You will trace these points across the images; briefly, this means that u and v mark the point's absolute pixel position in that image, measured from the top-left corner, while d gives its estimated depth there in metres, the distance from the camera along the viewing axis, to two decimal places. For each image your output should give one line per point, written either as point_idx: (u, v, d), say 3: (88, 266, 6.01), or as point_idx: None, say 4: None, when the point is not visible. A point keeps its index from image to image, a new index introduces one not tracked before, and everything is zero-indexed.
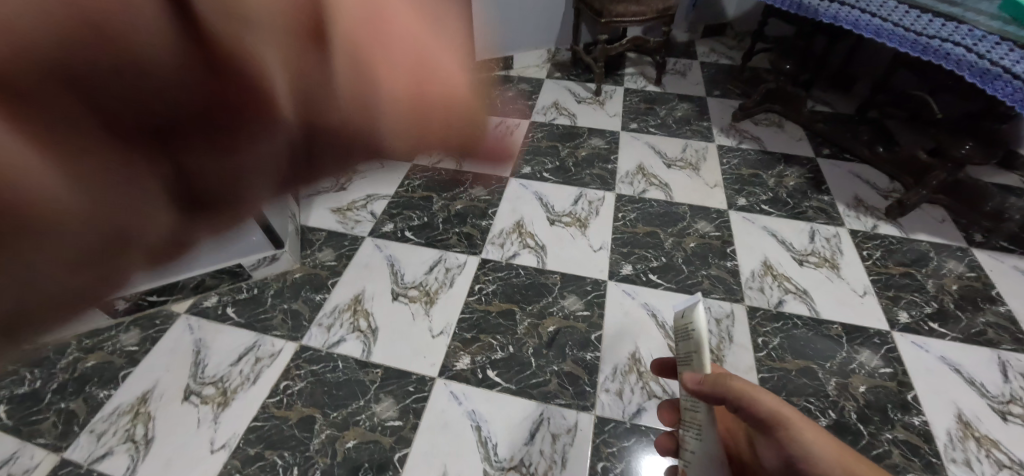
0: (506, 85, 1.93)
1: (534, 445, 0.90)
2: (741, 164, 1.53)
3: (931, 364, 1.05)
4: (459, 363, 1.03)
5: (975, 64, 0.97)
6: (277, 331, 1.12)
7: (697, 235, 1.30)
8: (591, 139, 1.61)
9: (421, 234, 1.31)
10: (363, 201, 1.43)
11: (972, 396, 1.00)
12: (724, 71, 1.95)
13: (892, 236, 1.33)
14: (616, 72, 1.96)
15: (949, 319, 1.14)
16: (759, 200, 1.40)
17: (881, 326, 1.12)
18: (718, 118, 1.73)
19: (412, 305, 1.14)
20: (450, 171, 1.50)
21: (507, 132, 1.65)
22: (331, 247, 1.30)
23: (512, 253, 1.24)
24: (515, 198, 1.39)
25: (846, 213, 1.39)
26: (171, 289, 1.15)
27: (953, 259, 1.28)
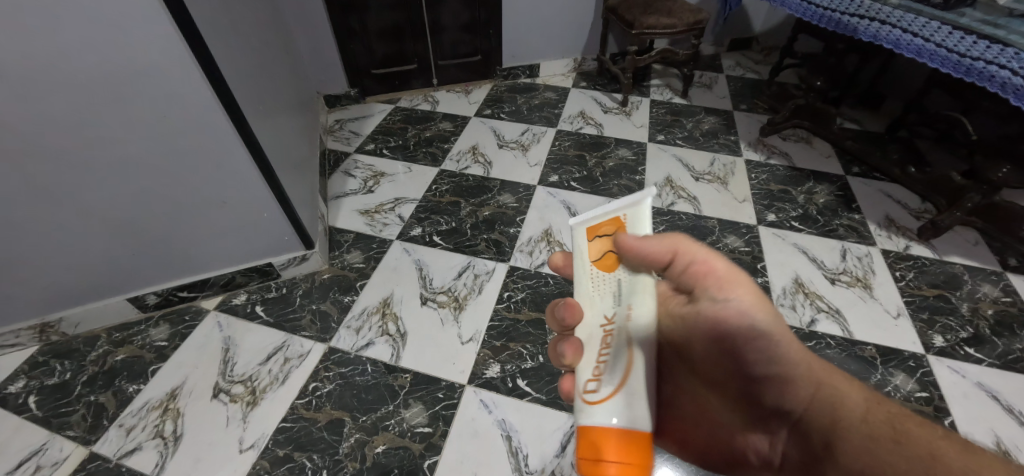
0: (532, 93, 1.93)
1: (565, 457, 0.90)
2: (770, 179, 1.52)
3: (968, 390, 1.03)
4: (489, 371, 1.02)
5: (1021, 87, 0.96)
6: (306, 332, 1.12)
7: (726, 249, 1.29)
8: (618, 149, 1.61)
9: (449, 239, 1.31)
10: (391, 204, 1.43)
11: (1011, 424, 0.98)
12: (750, 86, 1.95)
13: (924, 258, 1.31)
14: (642, 83, 1.96)
15: (985, 345, 1.12)
16: (789, 217, 1.39)
17: (915, 349, 1.10)
18: (745, 132, 1.72)
19: (441, 310, 1.14)
20: (477, 177, 1.50)
21: (534, 139, 1.66)
22: (359, 249, 1.30)
23: (541, 261, 1.24)
24: (543, 206, 1.39)
25: (876, 232, 1.37)
26: (202, 286, 1.17)
27: (987, 283, 1.26)
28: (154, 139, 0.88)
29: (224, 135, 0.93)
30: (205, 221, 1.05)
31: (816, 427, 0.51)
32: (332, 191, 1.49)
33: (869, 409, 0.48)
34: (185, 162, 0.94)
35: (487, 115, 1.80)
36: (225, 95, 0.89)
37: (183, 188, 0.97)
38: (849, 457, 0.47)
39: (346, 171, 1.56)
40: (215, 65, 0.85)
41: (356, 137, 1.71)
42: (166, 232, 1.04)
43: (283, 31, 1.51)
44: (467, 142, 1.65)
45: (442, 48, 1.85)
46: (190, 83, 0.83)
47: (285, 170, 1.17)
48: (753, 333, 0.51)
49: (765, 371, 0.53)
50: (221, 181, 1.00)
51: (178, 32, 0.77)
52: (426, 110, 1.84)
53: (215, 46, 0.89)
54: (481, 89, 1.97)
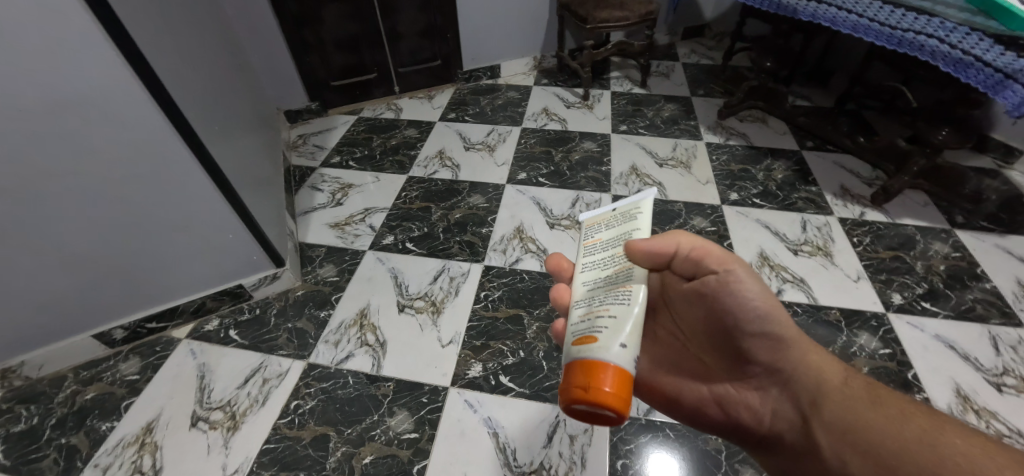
0: (494, 94, 1.95)
1: (552, 447, 0.91)
2: (730, 160, 1.57)
3: (926, 342, 1.09)
4: (471, 371, 1.03)
5: (949, 54, 1.03)
6: (283, 351, 1.10)
7: (694, 231, 1.32)
8: (583, 142, 1.64)
9: (422, 245, 1.31)
10: (361, 215, 1.42)
11: (968, 371, 1.04)
12: (706, 71, 2.01)
13: (878, 222, 1.38)
14: (602, 76, 1.99)
15: (940, 299, 1.18)
16: (750, 194, 1.44)
17: (876, 309, 1.15)
18: (703, 116, 1.77)
19: (419, 316, 1.14)
20: (445, 181, 1.51)
21: (500, 139, 1.67)
22: (331, 262, 1.29)
23: (515, 258, 1.25)
24: (513, 205, 1.40)
25: (833, 202, 1.43)
26: (171, 315, 1.14)
27: (938, 241, 1.33)
28: (106, 168, 0.85)
29: (180, 158, 0.91)
30: (170, 247, 1.03)
31: (806, 389, 0.55)
32: (299, 206, 1.47)
33: (849, 380, 0.54)
34: (142, 189, 0.91)
35: (451, 119, 1.80)
36: (177, 117, 0.87)
37: (142, 216, 0.95)
38: (831, 414, 0.52)
39: (313, 186, 1.54)
40: (163, 86, 0.84)
41: (321, 151, 1.69)
42: (129, 262, 1.01)
43: (236, 49, 1.48)
44: (434, 147, 1.66)
45: (401, 55, 1.85)
46: (139, 107, 0.81)
47: (249, 189, 1.15)
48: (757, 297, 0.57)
49: (758, 329, 0.58)
50: (182, 205, 0.97)
51: (120, 56, 0.75)
52: (389, 118, 1.84)
53: (163, 68, 0.87)
54: (444, 93, 1.98)
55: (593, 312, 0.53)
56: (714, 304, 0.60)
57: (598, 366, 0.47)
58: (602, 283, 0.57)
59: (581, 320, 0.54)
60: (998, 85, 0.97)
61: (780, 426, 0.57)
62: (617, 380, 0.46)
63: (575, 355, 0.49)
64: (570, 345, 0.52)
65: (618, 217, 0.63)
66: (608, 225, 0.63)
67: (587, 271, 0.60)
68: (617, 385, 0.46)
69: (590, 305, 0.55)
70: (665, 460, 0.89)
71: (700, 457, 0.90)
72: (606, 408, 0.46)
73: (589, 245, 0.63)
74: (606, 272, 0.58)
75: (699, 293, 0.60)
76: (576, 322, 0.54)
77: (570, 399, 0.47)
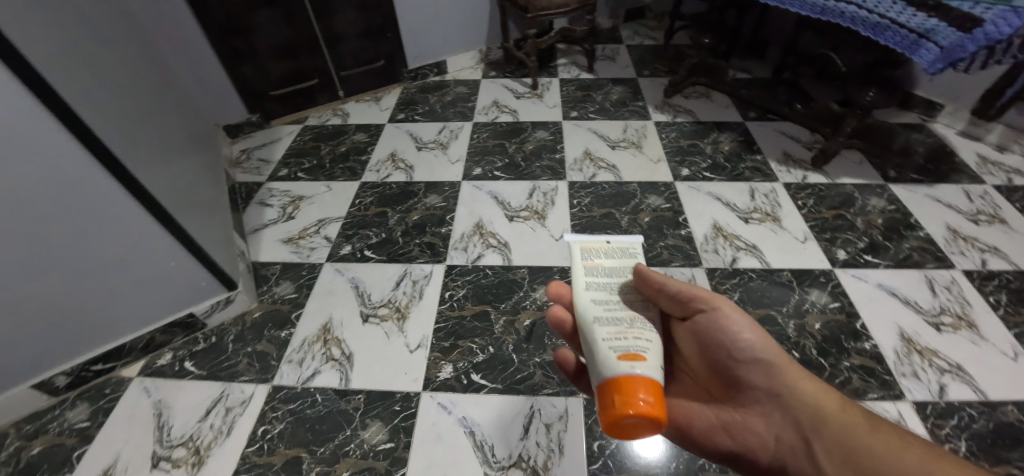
0: (443, 90, 1.92)
1: (529, 438, 0.91)
2: (679, 136, 1.60)
3: (871, 292, 1.16)
4: (442, 373, 1.02)
5: (867, 19, 1.08)
6: (245, 377, 1.06)
7: (650, 209, 1.34)
8: (536, 132, 1.64)
9: (381, 251, 1.28)
10: (315, 227, 1.38)
11: (909, 314, 1.12)
12: (649, 52, 2.04)
13: (820, 184, 1.44)
14: (549, 64, 1.99)
15: (880, 250, 1.25)
16: (700, 168, 1.48)
17: (824, 266, 1.21)
18: (651, 96, 1.80)
19: (384, 324, 1.12)
20: (400, 183, 1.48)
21: (452, 136, 1.65)
22: (288, 279, 1.25)
23: (476, 255, 1.24)
24: (471, 201, 1.39)
25: (778, 168, 1.49)
26: (118, 354, 1.07)
27: (875, 196, 1.41)
28: (24, 211, 0.78)
29: (108, 189, 0.84)
30: (108, 285, 0.96)
31: (802, 412, 0.58)
32: (248, 225, 1.41)
33: (845, 406, 0.56)
34: (69, 227, 0.84)
35: (401, 120, 1.76)
36: (97, 146, 0.80)
37: (72, 256, 0.88)
38: (831, 439, 0.54)
39: (261, 202, 1.48)
40: (78, 114, 0.77)
41: (267, 165, 1.62)
42: (63, 306, 0.93)
43: (160, 65, 1.39)
44: (385, 150, 1.62)
45: (342, 58, 1.79)
46: (52, 138, 0.75)
47: (189, 213, 1.09)
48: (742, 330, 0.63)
49: (751, 357, 0.62)
50: (117, 239, 0.91)
51: (22, 86, 0.69)
52: (336, 124, 1.78)
53: (74, 92, 0.80)
54: (391, 94, 1.93)
55: (625, 332, 0.59)
56: (705, 338, 0.65)
57: (643, 380, 0.52)
58: (619, 308, 0.63)
59: (614, 337, 0.58)
60: (912, 45, 1.03)
61: (784, 452, 0.59)
62: (654, 392, 0.52)
63: (617, 369, 0.54)
64: (608, 360, 0.56)
65: (616, 251, 0.70)
66: (607, 254, 0.69)
67: (597, 293, 0.65)
68: (653, 397, 0.52)
69: (617, 325, 0.60)
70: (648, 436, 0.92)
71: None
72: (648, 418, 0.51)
73: (591, 267, 0.68)
74: (617, 297, 0.64)
75: (693, 329, 0.66)
76: (607, 338, 0.58)
77: (615, 413, 0.52)
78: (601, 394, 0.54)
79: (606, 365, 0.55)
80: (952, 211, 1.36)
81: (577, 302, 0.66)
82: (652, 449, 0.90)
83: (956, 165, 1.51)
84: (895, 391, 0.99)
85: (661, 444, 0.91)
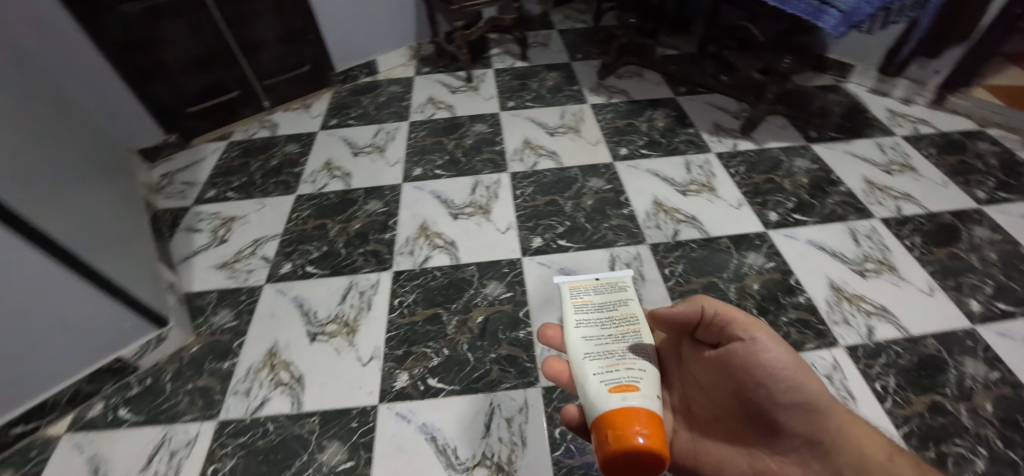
0: (376, 91, 1.85)
1: (491, 435, 0.91)
2: (615, 117, 1.62)
3: (802, 249, 1.22)
4: (397, 382, 1.00)
5: None
6: (188, 416, 1.00)
7: (592, 192, 1.35)
8: (474, 125, 1.61)
9: (324, 265, 1.23)
10: (250, 248, 1.30)
11: (837, 266, 1.19)
12: (581, 35, 2.05)
13: (749, 150, 1.51)
14: (482, 55, 1.96)
15: (808, 208, 1.33)
16: (638, 146, 1.50)
17: (758, 229, 1.27)
18: (585, 79, 1.81)
19: (333, 341, 1.08)
20: (338, 192, 1.42)
21: (389, 138, 1.60)
22: (226, 307, 1.18)
23: (424, 257, 1.21)
24: (413, 203, 1.36)
25: (710, 139, 1.54)
26: (40, 413, 0.97)
27: (799, 157, 1.49)
28: None
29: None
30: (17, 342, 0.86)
31: (847, 463, 0.51)
32: (176, 253, 1.31)
33: (894, 456, 0.50)
34: None
35: (334, 126, 1.69)
36: None
37: None
38: None
39: (189, 227, 1.39)
40: None
41: (192, 187, 1.52)
42: None
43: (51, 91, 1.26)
44: (319, 159, 1.55)
45: (262, 67, 1.69)
46: None
47: (103, 250, 1.00)
48: (780, 367, 0.56)
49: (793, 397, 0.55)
50: (19, 291, 0.82)
51: None
52: (265, 136, 1.69)
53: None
54: (322, 100, 1.85)
55: (617, 364, 0.63)
56: (738, 375, 0.59)
57: (637, 414, 0.55)
58: (612, 341, 0.67)
59: (605, 371, 0.62)
60: (816, 11, 1.08)
61: None
62: (650, 425, 0.54)
63: (612, 403, 0.57)
64: (602, 395, 0.59)
65: (605, 287, 0.74)
66: (596, 290, 0.74)
67: (589, 329, 0.69)
68: (650, 432, 0.54)
69: (609, 360, 0.64)
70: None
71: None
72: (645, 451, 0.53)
73: (581, 304, 0.72)
74: (609, 331, 0.68)
75: (722, 363, 0.61)
76: (599, 372, 0.62)
77: (610, 450, 0.54)
78: (598, 429, 0.56)
79: (599, 401, 0.58)
80: (869, 164, 1.46)
81: (568, 338, 0.70)
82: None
83: (869, 120, 1.62)
84: (829, 339, 1.06)
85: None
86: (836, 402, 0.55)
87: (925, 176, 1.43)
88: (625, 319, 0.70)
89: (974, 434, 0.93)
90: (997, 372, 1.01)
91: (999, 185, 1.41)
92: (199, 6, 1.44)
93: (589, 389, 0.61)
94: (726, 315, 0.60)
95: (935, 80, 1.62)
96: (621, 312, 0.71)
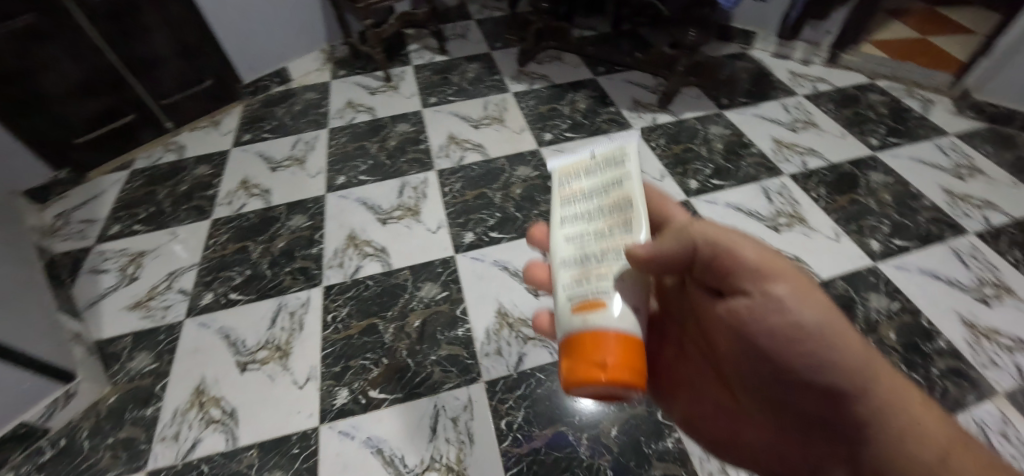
0: (291, 100, 1.76)
1: (439, 437, 0.90)
2: (538, 102, 1.63)
3: (721, 212, 1.29)
4: (338, 400, 0.96)
5: None
6: (112, 473, 0.92)
7: (520, 180, 1.35)
8: (397, 126, 1.57)
9: (249, 290, 1.17)
10: (165, 282, 1.21)
11: (754, 224, 1.26)
12: (498, 23, 2.04)
13: (668, 123, 1.56)
14: (400, 52, 1.91)
15: (724, 173, 1.39)
16: (562, 130, 1.52)
17: (681, 198, 1.32)
18: (506, 68, 1.81)
19: (265, 368, 1.02)
20: (258, 212, 1.35)
21: (308, 148, 1.53)
22: (144, 349, 1.09)
23: (354, 268, 1.18)
24: (339, 213, 1.31)
25: (631, 116, 1.58)
26: None
27: (714, 124, 1.55)
28: None
29: None
30: None
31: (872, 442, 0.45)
32: (80, 299, 1.20)
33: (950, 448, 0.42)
34: None
35: (248, 141, 1.60)
36: None
37: None
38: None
39: (93, 269, 1.27)
40: None
41: (92, 225, 1.39)
42: None
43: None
44: (234, 178, 1.46)
45: (159, 85, 1.56)
46: None
47: None
48: (799, 332, 0.45)
49: (814, 373, 0.46)
50: None
51: None
52: (172, 160, 1.57)
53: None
54: (232, 115, 1.74)
55: (589, 273, 0.45)
56: (747, 339, 0.49)
57: (605, 339, 0.39)
58: (593, 238, 0.47)
59: (571, 284, 0.45)
60: None
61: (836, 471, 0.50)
62: (621, 352, 0.38)
63: (575, 325, 0.41)
64: (564, 314, 0.43)
65: (600, 164, 0.51)
66: (588, 172, 0.52)
67: (573, 227, 0.49)
68: (620, 354, 0.38)
69: (582, 268, 0.45)
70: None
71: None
72: (614, 385, 0.37)
73: (567, 193, 0.52)
74: (595, 224, 0.48)
75: (727, 321, 0.51)
76: (567, 285, 0.45)
77: (571, 381, 0.39)
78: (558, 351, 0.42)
79: (562, 320, 0.43)
80: (776, 125, 1.55)
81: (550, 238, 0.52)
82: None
83: (774, 83, 1.72)
84: None
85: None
86: (879, 374, 0.45)
87: (826, 130, 1.54)
88: (618, 204, 0.48)
89: None
90: (898, 302, 1.11)
91: (889, 132, 1.54)
92: (71, 24, 1.30)
93: (556, 304, 0.45)
94: (730, 262, 0.47)
95: (827, 40, 1.74)
96: (615, 199, 0.48)
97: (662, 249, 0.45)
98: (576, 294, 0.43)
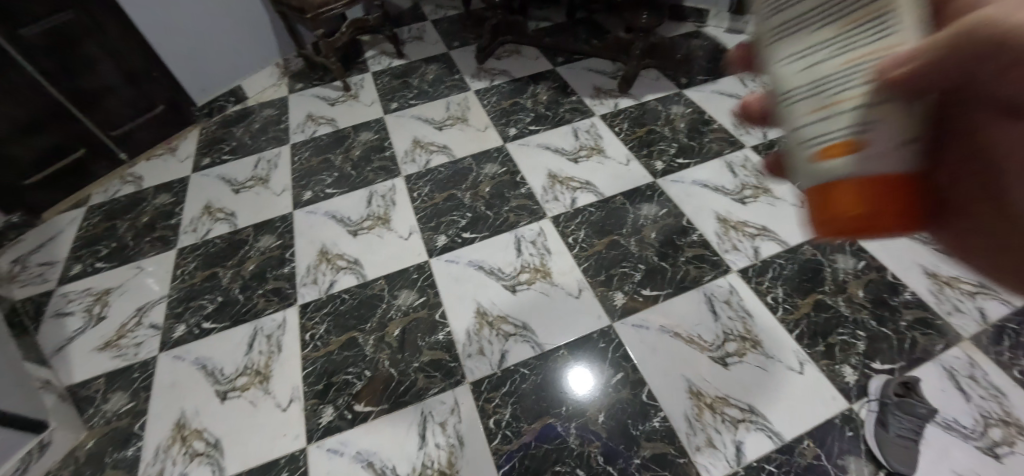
0: (248, 118, 1.72)
1: (428, 443, 0.90)
2: (500, 98, 1.62)
3: (689, 190, 1.30)
4: (323, 418, 0.95)
5: None
6: None
7: (488, 178, 1.35)
8: (360, 135, 1.55)
9: (223, 317, 1.14)
10: (134, 318, 1.18)
11: (721, 198, 1.28)
12: (454, 22, 2.02)
13: (630, 107, 1.57)
14: (356, 60, 1.88)
15: (688, 151, 1.41)
16: (526, 124, 1.52)
17: (648, 180, 1.33)
18: (465, 66, 1.79)
19: (246, 394, 1.00)
20: (225, 236, 1.32)
21: (270, 166, 1.50)
22: (118, 389, 1.06)
23: (328, 283, 1.16)
24: (308, 229, 1.29)
25: (593, 103, 1.59)
26: None
27: (675, 104, 1.57)
28: None
29: None
30: None
31: None
32: (46, 345, 1.16)
33: None
34: None
35: (208, 165, 1.56)
36: None
37: None
38: None
39: (57, 313, 1.23)
40: None
41: (52, 267, 1.34)
42: None
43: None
44: (197, 204, 1.42)
45: (107, 116, 1.50)
46: None
47: None
48: None
49: None
50: None
51: None
52: (130, 192, 1.52)
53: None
54: (189, 139, 1.69)
55: (829, 107, 0.31)
56: None
57: (868, 199, 0.31)
58: (839, 40, 0.31)
59: (812, 123, 0.33)
60: None
61: None
62: (877, 200, 0.30)
63: (823, 177, 0.32)
64: (802, 164, 0.34)
65: None
66: None
67: (798, 35, 0.33)
68: (869, 202, 0.31)
69: (820, 93, 0.32)
70: (571, 377, 0.97)
71: (577, 360, 0.99)
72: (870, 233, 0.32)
73: None
74: (837, 14, 0.31)
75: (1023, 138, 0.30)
76: (806, 126, 0.33)
77: (834, 233, 0.33)
78: (808, 209, 0.35)
79: (803, 169, 0.34)
80: (735, 99, 1.57)
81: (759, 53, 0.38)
82: (586, 381, 0.96)
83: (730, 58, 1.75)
84: (723, 267, 1.14)
85: (590, 374, 0.97)
86: None
87: None
88: None
89: (853, 321, 1.05)
90: (863, 261, 1.15)
91: None
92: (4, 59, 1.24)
93: (793, 154, 0.35)
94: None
95: None
96: None
97: (931, 43, 0.27)
98: (824, 138, 0.32)
